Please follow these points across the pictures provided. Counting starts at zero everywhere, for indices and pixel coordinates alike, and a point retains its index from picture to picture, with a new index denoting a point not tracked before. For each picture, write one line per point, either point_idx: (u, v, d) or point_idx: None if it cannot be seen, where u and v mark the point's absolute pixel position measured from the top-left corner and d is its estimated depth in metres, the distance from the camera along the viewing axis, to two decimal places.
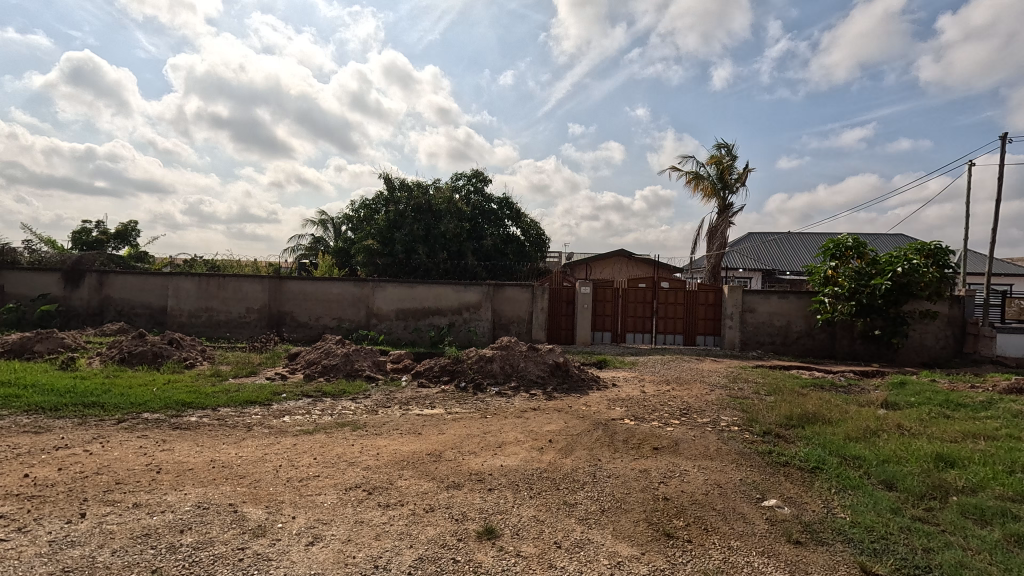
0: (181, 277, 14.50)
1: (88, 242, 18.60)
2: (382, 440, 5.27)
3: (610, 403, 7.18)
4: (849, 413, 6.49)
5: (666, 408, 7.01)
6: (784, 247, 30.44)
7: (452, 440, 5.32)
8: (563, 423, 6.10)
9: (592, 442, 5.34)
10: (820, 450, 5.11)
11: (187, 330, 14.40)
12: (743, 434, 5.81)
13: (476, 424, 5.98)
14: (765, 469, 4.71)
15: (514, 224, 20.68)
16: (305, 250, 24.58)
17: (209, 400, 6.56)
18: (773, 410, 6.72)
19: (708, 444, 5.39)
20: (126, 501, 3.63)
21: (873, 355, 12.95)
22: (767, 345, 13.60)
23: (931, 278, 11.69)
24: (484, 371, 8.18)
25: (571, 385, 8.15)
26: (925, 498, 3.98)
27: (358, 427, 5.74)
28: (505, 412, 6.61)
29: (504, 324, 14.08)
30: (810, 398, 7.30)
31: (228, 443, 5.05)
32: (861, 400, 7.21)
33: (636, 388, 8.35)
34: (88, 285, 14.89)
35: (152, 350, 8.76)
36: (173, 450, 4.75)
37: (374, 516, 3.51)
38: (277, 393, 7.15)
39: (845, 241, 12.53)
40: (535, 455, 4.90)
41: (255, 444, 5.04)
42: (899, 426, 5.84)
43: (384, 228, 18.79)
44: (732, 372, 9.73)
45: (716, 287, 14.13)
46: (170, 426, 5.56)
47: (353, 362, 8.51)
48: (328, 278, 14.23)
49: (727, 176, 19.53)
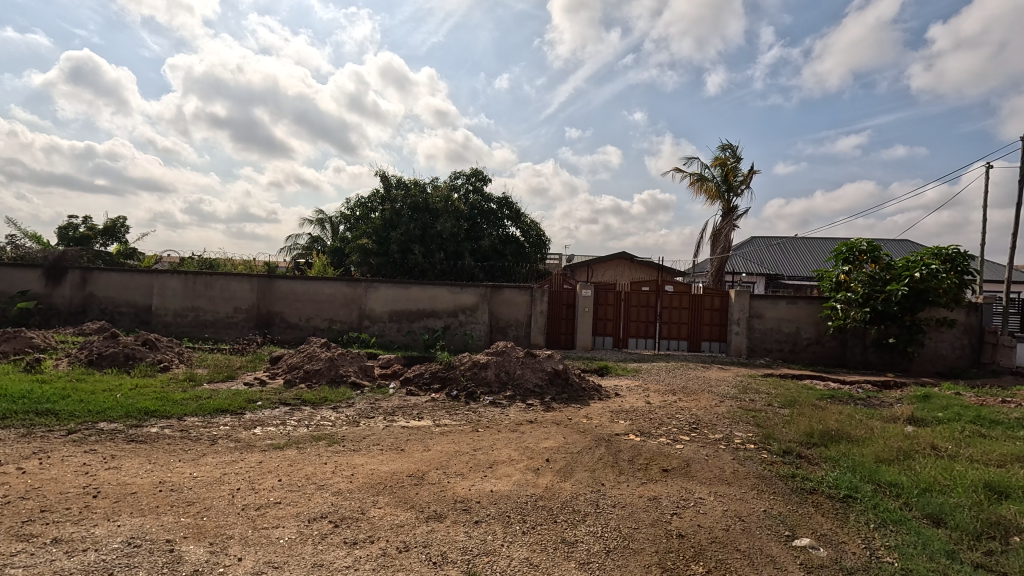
0: (166, 275, 13.97)
1: (75, 238, 18.13)
2: (359, 458, 4.70)
3: (613, 415, 6.62)
4: (875, 430, 5.95)
5: (674, 421, 6.44)
6: (787, 252, 29.88)
7: (439, 458, 4.78)
8: (562, 438, 5.54)
9: (594, 462, 4.79)
10: (850, 475, 4.56)
11: (173, 330, 13.85)
12: (760, 454, 5.25)
13: (466, 439, 5.41)
14: (791, 497, 4.17)
15: (513, 225, 20.09)
16: (302, 250, 24.16)
17: (176, 409, 6.01)
18: (792, 426, 6.16)
19: (723, 466, 4.85)
20: (46, 535, 3.08)
21: (886, 364, 12.37)
22: (775, 352, 13.08)
23: (951, 285, 11.06)
24: (477, 379, 7.61)
25: (571, 395, 7.57)
26: (982, 538, 3.44)
27: (335, 442, 5.17)
28: (498, 425, 6.05)
29: (502, 327, 13.56)
30: (830, 412, 6.73)
31: (184, 460, 4.48)
32: (885, 416, 6.67)
33: (640, 398, 7.79)
34: (70, 282, 14.34)
35: (124, 352, 8.20)
36: (121, 469, 4.20)
37: (336, 558, 2.96)
38: (252, 401, 6.59)
39: (859, 244, 11.91)
40: (530, 478, 4.34)
41: (215, 461, 4.47)
42: (932, 447, 5.30)
43: (380, 227, 18.30)
44: (742, 382, 9.16)
45: (722, 292, 13.56)
46: (125, 439, 5.00)
47: (339, 368, 7.95)
48: (320, 278, 13.70)
49: (731, 178, 19.03)
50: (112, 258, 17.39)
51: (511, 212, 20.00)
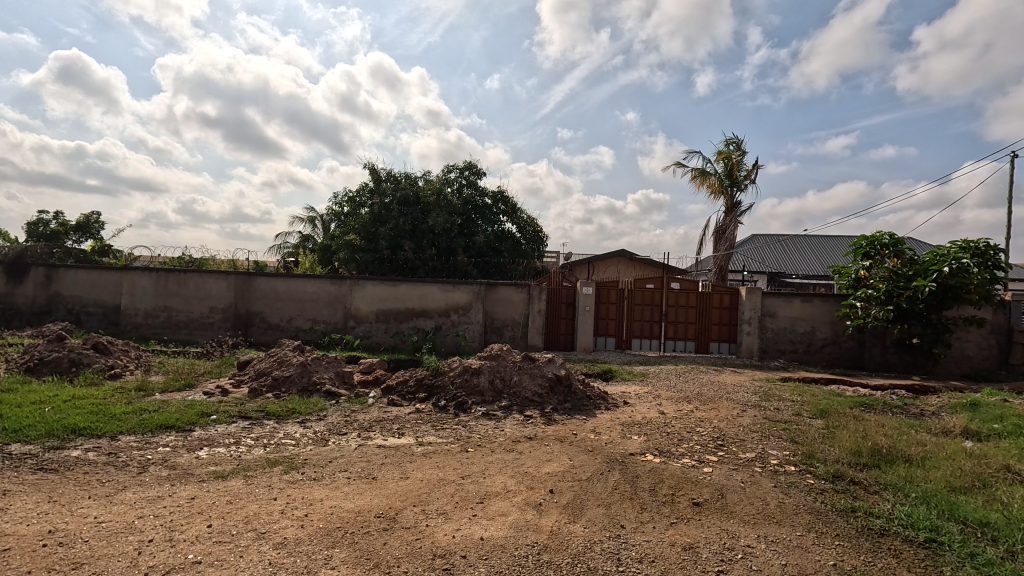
0: (137, 272, 12.99)
1: (45, 234, 17.13)
2: (318, 492, 3.79)
3: (624, 430, 5.73)
4: (930, 446, 5.12)
5: (695, 437, 5.56)
6: (789, 250, 29.14)
7: (417, 490, 3.87)
8: (568, 460, 4.65)
9: (609, 493, 3.91)
10: (924, 509, 3.71)
11: (143, 332, 12.87)
12: (805, 479, 4.38)
13: (454, 463, 4.52)
14: (861, 543, 3.31)
15: (509, 220, 19.15)
16: (291, 248, 23.26)
17: (111, 426, 5.08)
18: (832, 442, 5.30)
19: (765, 497, 3.98)
20: None
21: (908, 366, 11.58)
22: (788, 354, 12.28)
23: (982, 281, 10.22)
24: (468, 388, 6.71)
25: (575, 405, 6.69)
26: None
27: (294, 468, 4.26)
28: (492, 443, 5.16)
29: (496, 329, 12.69)
30: (870, 424, 5.90)
31: (96, 497, 3.55)
32: (933, 428, 5.83)
33: (653, 408, 6.90)
34: (34, 280, 13.36)
35: (69, 357, 7.24)
36: (5, 512, 3.27)
37: None
38: (205, 415, 5.66)
39: (881, 237, 11.05)
40: (531, 518, 3.44)
41: (134, 499, 3.54)
42: (1007, 469, 4.46)
43: (368, 223, 17.42)
44: (761, 388, 8.32)
45: (732, 289, 12.73)
46: (31, 467, 4.05)
47: (312, 374, 7.02)
48: (302, 276, 12.77)
49: (735, 172, 18.19)
50: (85, 256, 16.38)
51: (506, 207, 19.07)
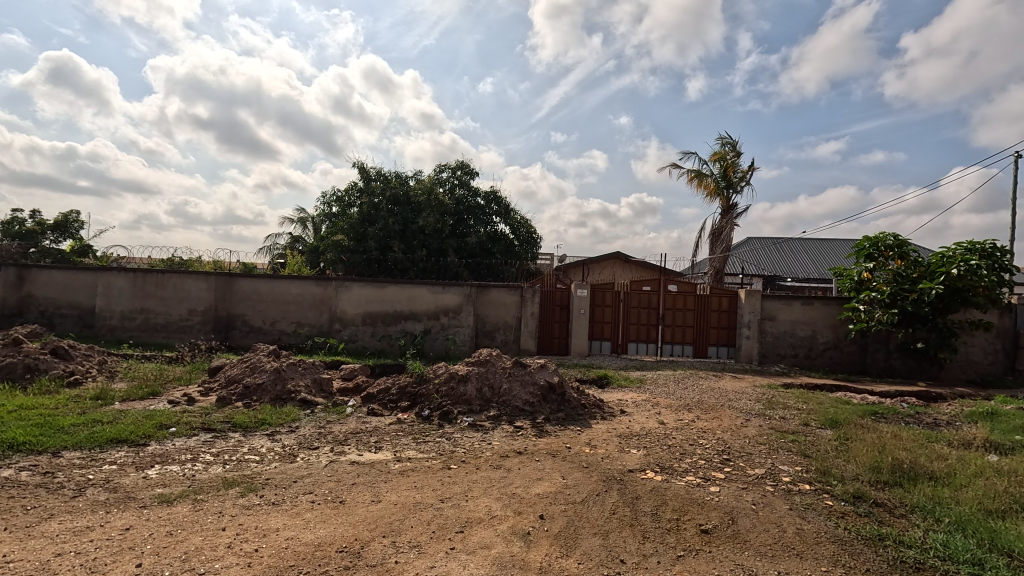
0: (113, 273, 12.43)
1: (21, 233, 16.49)
2: (276, 520, 3.32)
3: (622, 442, 5.28)
4: (953, 461, 4.71)
5: (698, 450, 5.13)
6: (785, 253, 28.86)
7: (390, 516, 3.40)
8: (560, 479, 4.20)
9: (607, 519, 3.46)
10: (962, 537, 3.28)
11: (119, 335, 12.29)
12: (822, 501, 3.94)
13: (433, 483, 4.05)
14: None
15: (502, 221, 18.72)
16: (279, 250, 22.70)
17: (55, 441, 4.58)
18: (848, 457, 4.87)
19: (781, 522, 3.54)
20: None
21: (913, 371, 11.22)
22: (789, 359, 11.90)
23: (990, 283, 9.87)
24: (454, 396, 6.24)
25: (569, 414, 6.24)
26: None
27: (252, 491, 3.77)
28: (478, 458, 4.71)
29: (488, 332, 12.24)
30: (885, 435, 5.49)
31: (10, 530, 3.05)
32: (953, 440, 5.44)
33: (651, 417, 6.46)
34: (4, 281, 12.72)
35: (24, 363, 6.70)
36: None
37: None
38: (165, 428, 5.16)
39: (884, 238, 10.69)
40: (517, 551, 2.99)
41: (58, 530, 3.05)
42: None
43: (357, 223, 16.94)
44: (764, 395, 7.91)
45: (730, 292, 12.34)
46: None
47: (286, 382, 6.53)
48: (285, 277, 12.26)
49: (731, 173, 17.86)
50: (63, 256, 15.76)
51: (499, 208, 18.63)
